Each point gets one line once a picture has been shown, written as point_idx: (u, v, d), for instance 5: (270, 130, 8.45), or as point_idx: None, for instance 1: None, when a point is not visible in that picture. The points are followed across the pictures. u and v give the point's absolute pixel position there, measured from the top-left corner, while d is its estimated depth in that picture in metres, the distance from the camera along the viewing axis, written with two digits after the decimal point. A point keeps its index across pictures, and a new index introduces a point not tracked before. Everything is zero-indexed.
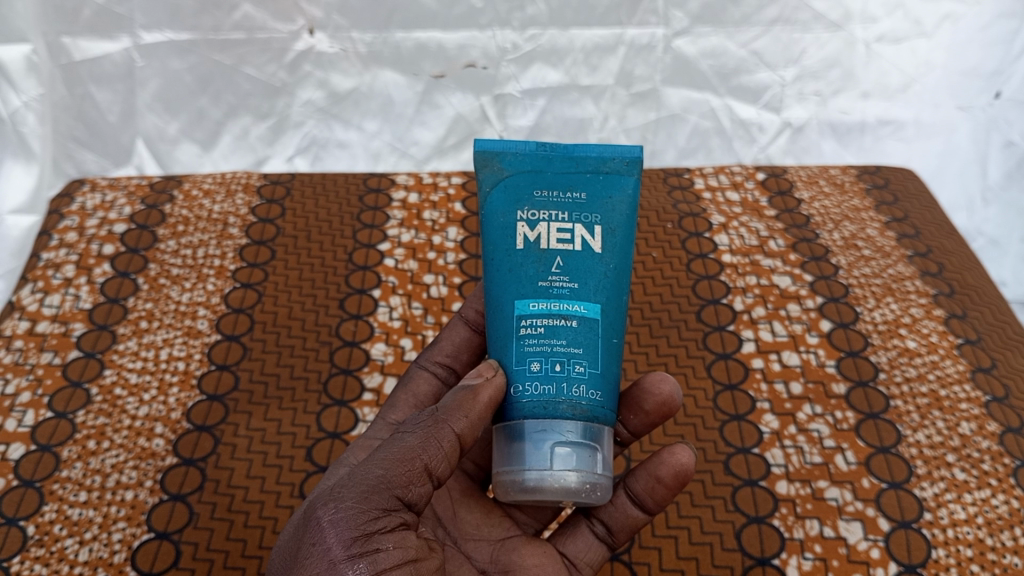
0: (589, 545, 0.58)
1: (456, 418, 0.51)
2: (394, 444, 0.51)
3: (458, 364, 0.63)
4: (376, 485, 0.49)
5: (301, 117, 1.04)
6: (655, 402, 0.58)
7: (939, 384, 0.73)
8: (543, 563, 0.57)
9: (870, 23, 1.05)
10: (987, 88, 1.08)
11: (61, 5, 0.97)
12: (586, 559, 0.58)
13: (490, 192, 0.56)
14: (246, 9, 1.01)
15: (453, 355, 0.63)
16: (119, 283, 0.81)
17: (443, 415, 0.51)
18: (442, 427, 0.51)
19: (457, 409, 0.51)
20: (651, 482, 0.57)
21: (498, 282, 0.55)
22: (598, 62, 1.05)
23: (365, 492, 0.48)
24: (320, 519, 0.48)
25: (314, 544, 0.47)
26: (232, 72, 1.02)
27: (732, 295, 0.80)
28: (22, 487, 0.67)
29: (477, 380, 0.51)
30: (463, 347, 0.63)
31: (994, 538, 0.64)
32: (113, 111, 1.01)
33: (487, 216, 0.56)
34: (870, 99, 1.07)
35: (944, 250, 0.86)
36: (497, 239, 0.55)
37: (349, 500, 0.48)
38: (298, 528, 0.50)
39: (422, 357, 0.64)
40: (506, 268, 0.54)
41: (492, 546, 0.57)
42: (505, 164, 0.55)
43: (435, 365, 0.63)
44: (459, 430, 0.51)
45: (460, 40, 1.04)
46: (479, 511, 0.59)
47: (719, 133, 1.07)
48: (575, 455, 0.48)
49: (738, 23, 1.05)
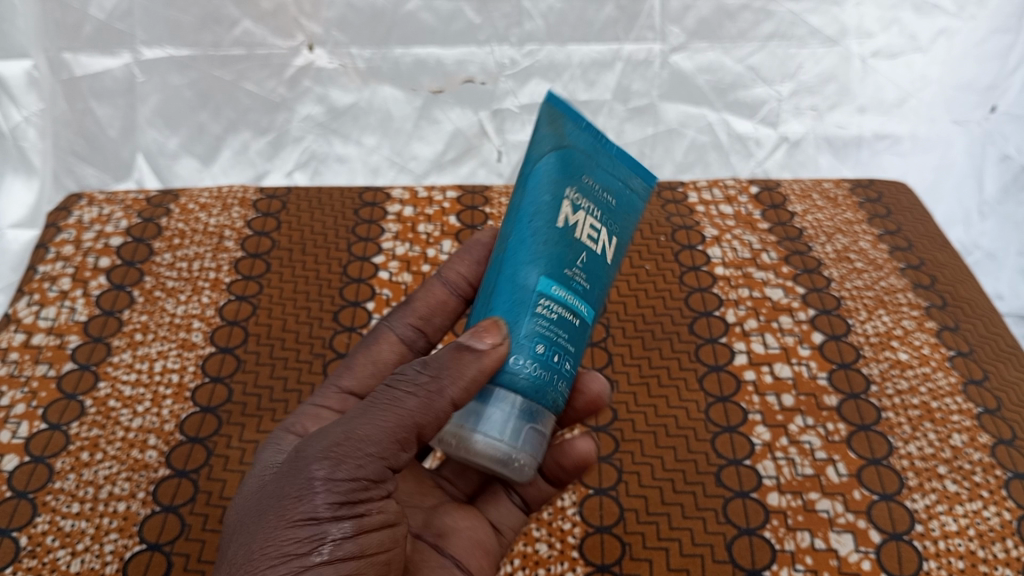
0: (511, 512, 0.60)
1: (458, 385, 0.48)
2: (391, 400, 0.48)
3: (429, 327, 0.64)
4: (373, 449, 0.47)
5: (301, 132, 1.10)
6: (585, 400, 0.59)
7: (931, 396, 0.74)
8: (475, 526, 0.57)
9: (866, 38, 1.10)
10: (982, 102, 1.14)
11: (62, 21, 1.01)
12: (509, 525, 0.59)
13: (532, 157, 0.54)
14: (246, 25, 1.06)
15: (425, 318, 0.64)
16: (114, 296, 0.81)
17: (442, 376, 0.48)
18: (444, 393, 0.48)
19: (457, 376, 0.48)
20: (554, 467, 0.59)
21: (525, 248, 0.51)
22: (595, 76, 1.11)
23: (362, 456, 0.47)
24: (314, 477, 0.46)
25: (302, 500, 0.46)
26: (232, 88, 1.07)
27: (724, 307, 0.80)
28: (15, 498, 0.67)
29: (482, 349, 0.48)
30: (436, 309, 0.64)
31: (986, 550, 0.64)
32: (114, 126, 1.05)
33: (523, 182, 0.53)
34: (867, 113, 1.14)
35: (937, 263, 0.86)
36: (540, 204, 0.52)
37: (347, 462, 0.47)
38: (281, 472, 0.49)
39: (394, 316, 0.63)
40: (539, 238, 0.51)
41: (425, 512, 0.57)
42: (568, 133, 0.53)
43: (405, 328, 0.63)
44: (456, 397, 0.48)
45: (458, 55, 1.10)
46: (412, 480, 0.59)
47: (716, 147, 1.13)
48: (508, 425, 0.48)
49: (734, 38, 1.10)
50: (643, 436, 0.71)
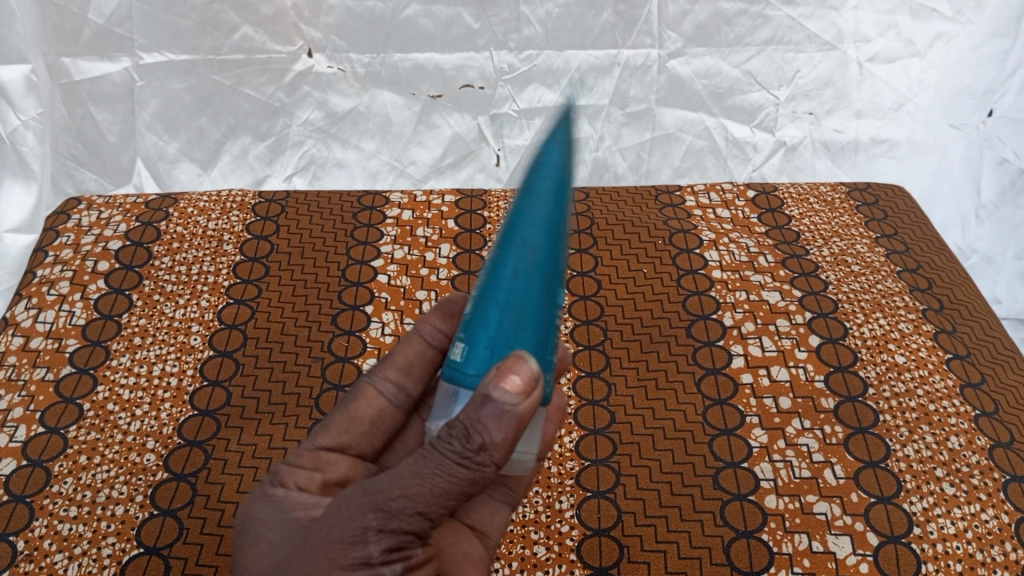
0: (493, 511, 0.58)
1: (499, 451, 0.44)
2: (436, 462, 0.44)
3: (409, 379, 0.60)
4: (424, 506, 0.44)
5: (301, 137, 1.17)
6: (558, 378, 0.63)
7: (928, 399, 0.74)
8: (457, 539, 0.56)
9: (863, 43, 1.15)
10: (980, 106, 1.18)
11: (61, 27, 1.08)
12: (494, 524, 0.58)
13: (554, 169, 0.51)
14: (245, 31, 1.11)
15: (406, 370, 0.60)
16: (113, 300, 0.82)
17: (485, 438, 0.44)
18: (486, 459, 0.44)
19: (500, 439, 0.44)
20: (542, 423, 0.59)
21: (548, 261, 0.48)
22: (593, 82, 1.16)
23: (414, 512, 0.44)
24: (368, 528, 0.45)
25: (354, 548, 0.45)
26: (231, 92, 1.14)
27: (721, 311, 0.81)
28: (13, 502, 0.67)
29: (520, 400, 0.43)
30: (416, 361, 0.60)
31: (984, 553, 0.64)
32: (113, 131, 1.14)
33: (542, 191, 0.50)
34: (863, 118, 1.19)
35: (934, 266, 0.86)
36: (557, 210, 0.50)
37: (400, 516, 0.44)
38: (331, 512, 0.47)
39: (373, 372, 0.59)
40: (556, 247, 0.49)
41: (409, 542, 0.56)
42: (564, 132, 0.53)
43: (384, 382, 0.59)
44: (499, 457, 0.44)
45: (457, 61, 1.15)
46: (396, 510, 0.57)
47: (713, 152, 1.20)
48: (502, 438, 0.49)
49: (731, 43, 1.15)
50: (641, 439, 0.71)
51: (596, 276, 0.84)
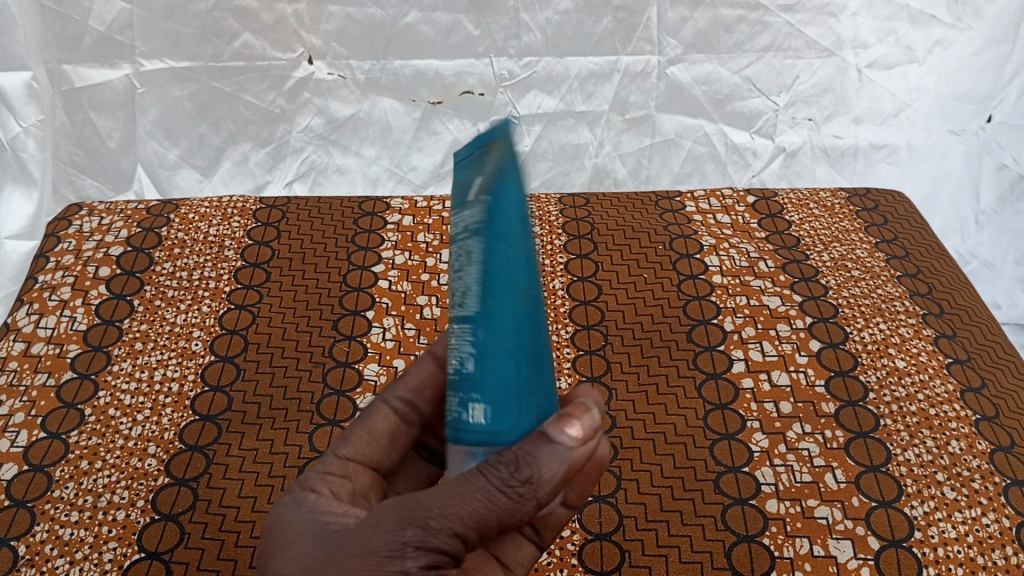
0: (517, 546, 0.55)
1: (543, 491, 0.44)
2: (480, 485, 0.43)
3: (421, 401, 0.59)
4: (461, 528, 0.44)
5: (301, 143, 1.18)
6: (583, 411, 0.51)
7: (929, 403, 0.74)
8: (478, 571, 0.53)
9: (862, 49, 1.15)
10: (979, 112, 1.19)
11: (63, 34, 1.09)
12: (517, 560, 0.54)
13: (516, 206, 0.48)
14: (246, 38, 1.12)
15: (418, 391, 0.59)
16: (114, 305, 0.82)
17: (534, 472, 0.44)
18: (529, 496, 0.44)
19: (549, 476, 0.44)
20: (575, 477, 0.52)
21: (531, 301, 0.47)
22: (593, 89, 1.16)
23: (451, 532, 0.44)
24: (406, 543, 0.44)
25: (390, 562, 0.44)
26: (232, 99, 1.14)
27: (722, 315, 0.81)
28: (14, 507, 0.67)
29: (576, 445, 0.45)
30: (428, 384, 0.59)
31: (986, 556, 0.64)
32: (114, 137, 1.15)
33: (513, 232, 0.47)
34: (862, 124, 1.19)
35: (934, 270, 0.87)
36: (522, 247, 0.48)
37: (437, 535, 0.44)
38: (367, 523, 0.46)
39: (386, 390, 0.59)
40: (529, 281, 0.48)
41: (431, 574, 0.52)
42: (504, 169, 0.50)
43: (398, 402, 0.58)
44: (541, 494, 0.44)
45: (457, 68, 1.15)
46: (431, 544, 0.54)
47: (713, 157, 1.21)
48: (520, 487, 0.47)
49: (731, 50, 1.15)
50: (642, 443, 0.72)
51: (596, 281, 0.85)
